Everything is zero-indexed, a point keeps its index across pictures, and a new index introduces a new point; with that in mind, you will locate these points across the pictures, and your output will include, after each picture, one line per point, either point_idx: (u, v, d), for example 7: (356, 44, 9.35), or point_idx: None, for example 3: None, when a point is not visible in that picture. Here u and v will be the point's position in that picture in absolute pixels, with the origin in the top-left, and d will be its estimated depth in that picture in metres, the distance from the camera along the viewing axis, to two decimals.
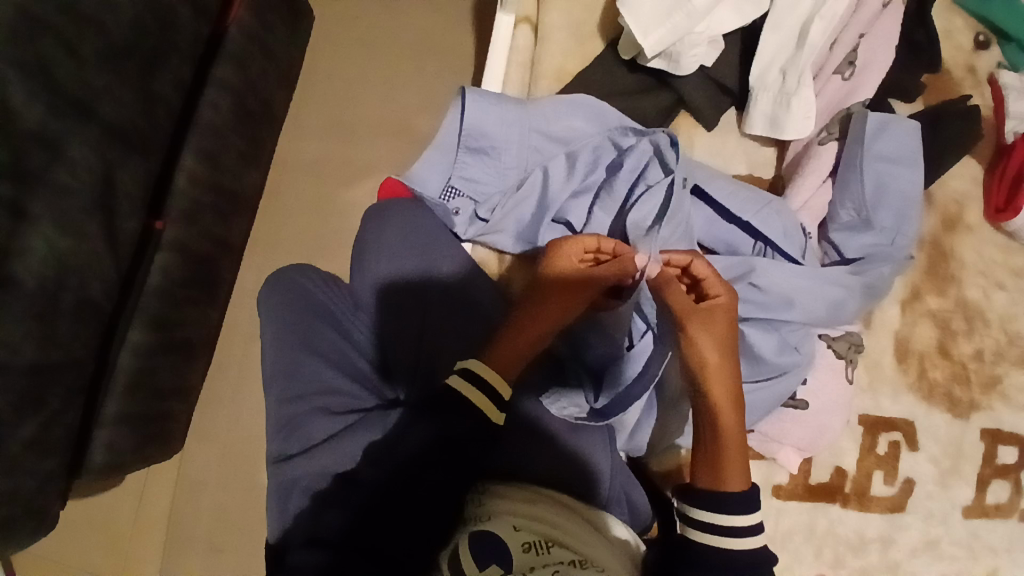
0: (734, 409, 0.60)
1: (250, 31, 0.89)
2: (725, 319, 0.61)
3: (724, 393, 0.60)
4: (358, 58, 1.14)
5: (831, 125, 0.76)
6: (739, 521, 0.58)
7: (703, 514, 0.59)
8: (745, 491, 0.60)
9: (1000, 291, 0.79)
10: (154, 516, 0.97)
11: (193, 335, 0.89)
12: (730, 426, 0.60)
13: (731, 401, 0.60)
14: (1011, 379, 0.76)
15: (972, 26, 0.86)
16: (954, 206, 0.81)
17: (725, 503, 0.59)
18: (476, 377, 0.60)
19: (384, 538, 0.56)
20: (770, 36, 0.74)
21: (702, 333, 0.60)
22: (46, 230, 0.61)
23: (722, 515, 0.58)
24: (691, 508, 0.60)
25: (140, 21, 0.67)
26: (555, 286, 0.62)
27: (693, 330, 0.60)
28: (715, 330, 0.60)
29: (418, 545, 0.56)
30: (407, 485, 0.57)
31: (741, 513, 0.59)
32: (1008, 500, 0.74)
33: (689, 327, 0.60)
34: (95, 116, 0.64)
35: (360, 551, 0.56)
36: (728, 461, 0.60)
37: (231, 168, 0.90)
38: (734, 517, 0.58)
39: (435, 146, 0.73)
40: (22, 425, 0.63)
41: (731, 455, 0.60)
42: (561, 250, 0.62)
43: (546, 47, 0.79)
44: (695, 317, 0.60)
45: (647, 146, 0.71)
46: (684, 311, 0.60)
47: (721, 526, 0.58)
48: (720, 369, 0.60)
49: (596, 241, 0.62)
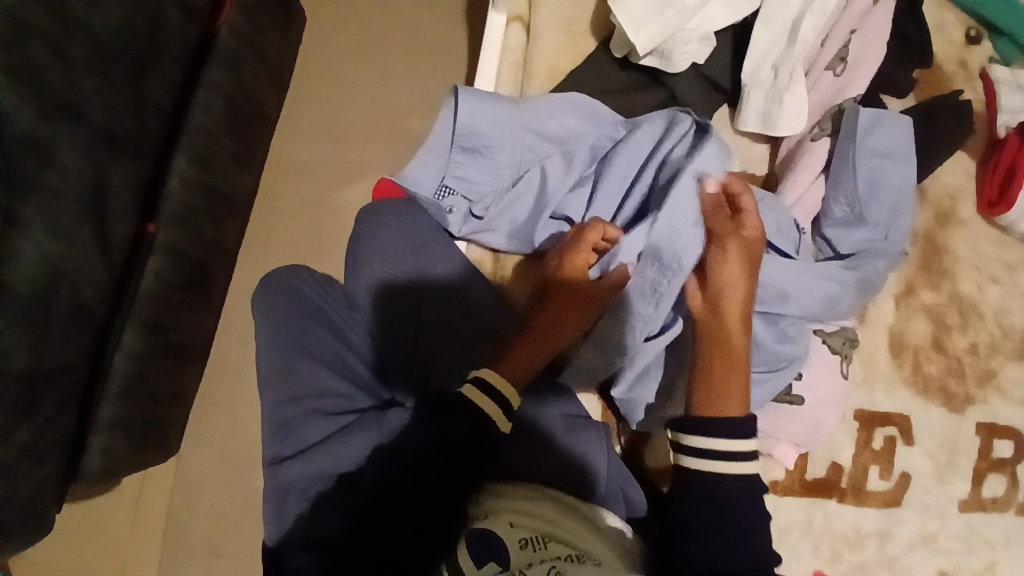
0: (742, 331, 0.60)
1: (241, 32, 0.88)
2: (756, 249, 0.61)
3: (735, 313, 0.60)
4: (349, 59, 1.13)
5: (824, 120, 0.76)
6: (737, 447, 0.57)
7: (696, 441, 0.58)
8: (743, 419, 0.58)
9: (994, 284, 0.79)
10: (151, 520, 0.97)
11: (187, 338, 0.89)
12: (734, 346, 0.59)
13: (737, 320, 0.60)
14: (1006, 372, 0.76)
15: (963, 22, 0.86)
16: (947, 200, 0.81)
17: (723, 425, 0.57)
18: (483, 384, 0.60)
19: (392, 540, 0.55)
20: (761, 32, 0.74)
21: (731, 252, 0.60)
22: (37, 236, 0.61)
23: (714, 435, 0.57)
24: (684, 436, 0.58)
25: (130, 24, 0.67)
26: (569, 292, 0.63)
27: (719, 248, 0.61)
28: (744, 253, 0.60)
29: (421, 549, 0.55)
30: (405, 485, 0.57)
31: (738, 442, 0.57)
32: (1004, 494, 0.74)
33: (725, 245, 0.61)
34: (86, 119, 0.64)
35: (354, 553, 0.55)
36: (727, 378, 0.58)
37: (223, 170, 0.90)
38: (733, 439, 0.57)
39: (427, 146, 0.72)
40: (16, 432, 0.63)
41: (731, 377, 0.58)
42: (568, 249, 0.65)
43: (538, 46, 0.79)
44: (721, 239, 0.61)
45: (678, 130, 0.68)
46: (726, 232, 0.61)
47: (719, 452, 0.57)
48: (741, 291, 0.60)
49: (602, 231, 0.65)
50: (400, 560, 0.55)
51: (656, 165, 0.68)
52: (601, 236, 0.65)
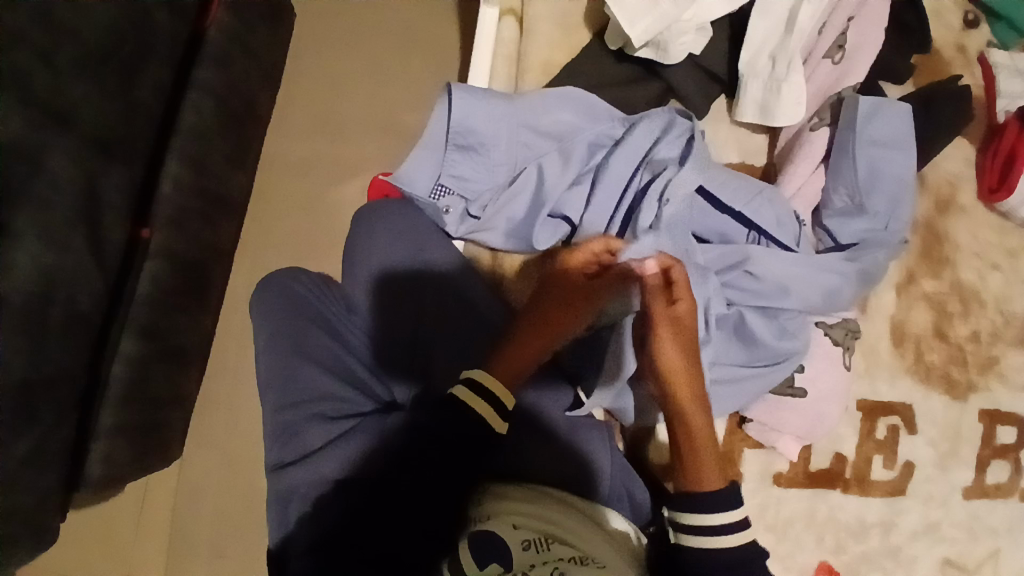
0: (699, 411, 0.59)
1: (229, 30, 0.87)
2: (692, 322, 0.60)
3: (688, 400, 0.59)
4: (340, 55, 1.12)
5: (823, 109, 0.75)
6: (725, 518, 0.57)
7: (686, 517, 0.58)
8: (723, 488, 0.58)
9: (995, 271, 0.79)
10: (156, 524, 0.96)
11: (186, 342, 0.88)
12: (699, 426, 0.59)
13: (697, 401, 0.59)
14: (1008, 359, 0.76)
15: (961, 6, 0.85)
16: (947, 187, 0.80)
17: (707, 504, 0.57)
18: (478, 386, 0.60)
19: (392, 538, 0.55)
20: (758, 21, 0.73)
21: (668, 342, 0.59)
22: (30, 245, 0.60)
23: (702, 514, 0.57)
24: (677, 514, 0.58)
25: (116, 27, 0.66)
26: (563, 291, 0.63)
27: (663, 337, 0.59)
28: (681, 335, 0.59)
29: (422, 548, 0.55)
30: (402, 483, 0.57)
31: (721, 512, 0.57)
32: (1007, 481, 0.74)
33: (659, 335, 0.59)
34: (76, 126, 0.63)
35: (343, 553, 0.55)
36: (700, 463, 0.58)
37: (216, 171, 0.89)
38: (718, 515, 0.57)
39: (421, 144, 0.71)
40: (16, 443, 0.63)
41: (703, 459, 0.58)
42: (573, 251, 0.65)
43: (532, 40, 0.78)
44: (664, 324, 0.59)
45: (677, 131, 0.70)
46: (659, 314, 0.59)
47: (706, 527, 0.57)
48: (683, 372, 0.59)
49: (607, 244, 0.64)
50: (403, 559, 0.54)
51: (651, 169, 0.69)
52: (602, 247, 0.64)
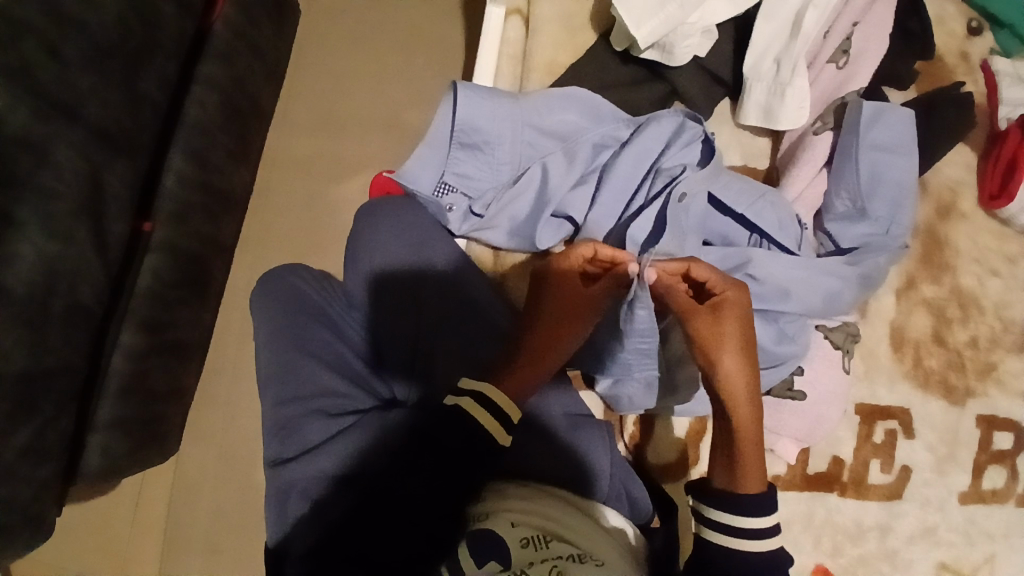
0: (749, 408, 0.57)
1: (235, 25, 0.87)
2: (739, 315, 0.57)
3: (734, 395, 0.57)
4: (345, 51, 1.12)
5: (827, 114, 0.76)
6: (759, 522, 0.57)
7: (721, 516, 0.57)
8: (764, 492, 0.58)
9: (994, 278, 0.79)
10: (152, 517, 0.96)
11: (186, 336, 0.88)
12: (745, 425, 0.57)
13: (744, 398, 0.57)
14: (1006, 365, 0.77)
15: (965, 13, 0.86)
16: (948, 193, 0.81)
17: (746, 505, 0.57)
18: (480, 396, 0.59)
19: (370, 540, 0.54)
20: (765, 24, 0.73)
21: (709, 333, 0.57)
22: (32, 235, 0.60)
23: (740, 517, 0.57)
24: (708, 509, 0.58)
25: (123, 19, 0.66)
26: (561, 297, 0.62)
27: (700, 332, 0.57)
28: (727, 328, 0.57)
29: (406, 551, 0.54)
30: (391, 490, 0.56)
31: (763, 514, 0.57)
32: (1004, 486, 0.74)
33: (696, 326, 0.57)
34: (81, 118, 0.63)
35: (338, 558, 0.55)
36: (746, 461, 0.58)
37: (219, 166, 0.88)
38: (760, 518, 0.57)
39: (427, 142, 0.71)
40: (15, 434, 0.62)
41: (747, 458, 0.58)
42: (558, 257, 0.63)
43: (538, 40, 0.78)
44: (701, 318, 0.57)
45: (689, 135, 0.71)
46: (692, 307, 0.58)
47: (739, 528, 0.57)
48: (731, 367, 0.57)
49: (593, 249, 0.61)
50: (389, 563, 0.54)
51: (661, 177, 0.70)
52: (591, 253, 0.62)
